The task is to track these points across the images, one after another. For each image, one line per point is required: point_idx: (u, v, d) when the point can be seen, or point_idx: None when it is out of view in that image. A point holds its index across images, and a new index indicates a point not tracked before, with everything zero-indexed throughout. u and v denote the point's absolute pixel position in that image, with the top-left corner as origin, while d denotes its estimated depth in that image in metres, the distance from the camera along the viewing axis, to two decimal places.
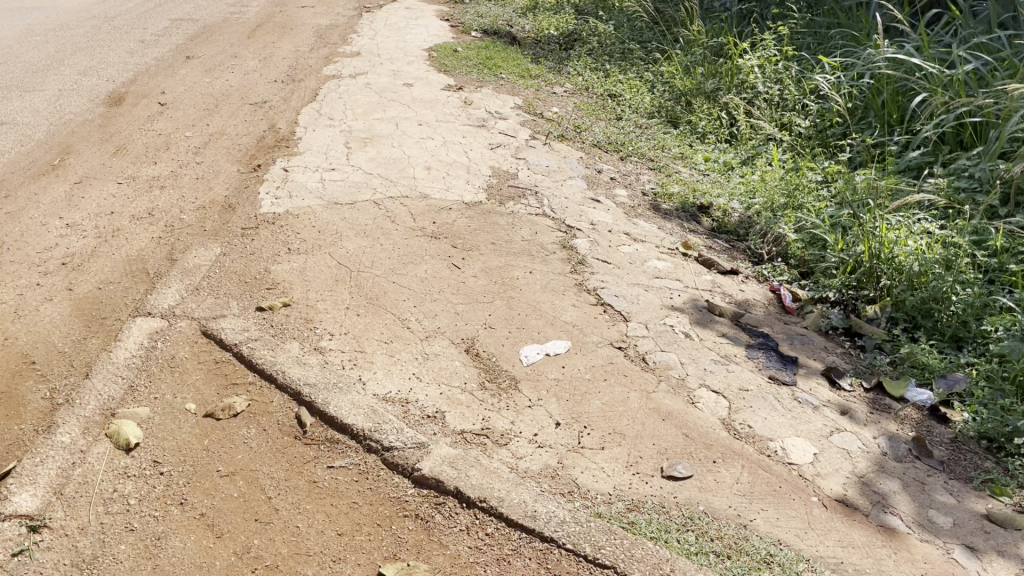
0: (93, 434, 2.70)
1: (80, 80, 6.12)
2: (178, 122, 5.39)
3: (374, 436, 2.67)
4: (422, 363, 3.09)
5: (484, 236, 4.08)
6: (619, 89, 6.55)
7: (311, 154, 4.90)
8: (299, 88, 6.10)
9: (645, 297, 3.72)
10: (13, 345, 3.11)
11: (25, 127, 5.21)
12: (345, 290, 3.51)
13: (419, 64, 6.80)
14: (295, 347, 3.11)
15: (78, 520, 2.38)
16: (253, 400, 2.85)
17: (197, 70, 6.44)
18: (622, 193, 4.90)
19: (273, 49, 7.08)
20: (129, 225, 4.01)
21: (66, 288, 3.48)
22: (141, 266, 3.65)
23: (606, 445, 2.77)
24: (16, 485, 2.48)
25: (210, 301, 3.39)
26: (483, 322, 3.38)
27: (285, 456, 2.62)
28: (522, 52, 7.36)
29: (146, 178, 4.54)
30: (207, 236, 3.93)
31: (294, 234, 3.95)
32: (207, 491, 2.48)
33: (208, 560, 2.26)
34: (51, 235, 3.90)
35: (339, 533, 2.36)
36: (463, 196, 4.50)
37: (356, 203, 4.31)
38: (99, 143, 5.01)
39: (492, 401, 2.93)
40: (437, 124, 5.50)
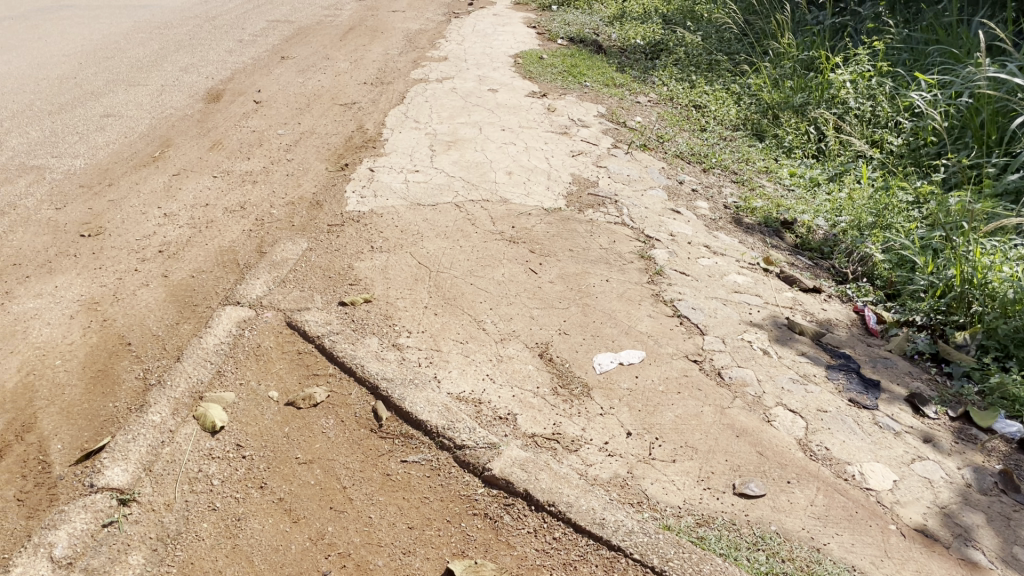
0: (182, 415, 2.81)
1: (181, 77, 6.39)
2: (271, 119, 5.58)
3: (448, 433, 2.71)
4: (496, 365, 3.12)
5: (562, 242, 4.10)
6: (705, 100, 6.48)
7: (396, 155, 5.01)
8: (387, 91, 6.24)
9: (723, 311, 3.68)
10: (111, 327, 3.27)
11: (128, 120, 5.47)
12: (424, 290, 3.58)
13: (505, 70, 6.87)
14: (375, 342, 3.19)
15: (165, 497, 2.49)
16: (333, 391, 2.94)
17: (291, 71, 6.65)
18: (703, 205, 4.85)
19: (363, 52, 7.26)
20: (222, 217, 4.17)
21: (161, 275, 3.64)
22: (232, 257, 3.79)
23: (677, 458, 2.74)
24: (109, 459, 2.59)
25: (295, 294, 3.51)
26: (558, 328, 3.39)
27: (361, 448, 2.70)
28: (607, 61, 7.35)
29: (239, 173, 4.71)
30: (295, 231, 4.05)
31: (377, 233, 4.04)
32: (285, 477, 2.57)
33: (285, 543, 2.34)
34: (149, 224, 4.10)
35: (410, 526, 2.41)
36: (542, 201, 4.52)
37: (438, 204, 4.38)
38: (197, 137, 5.23)
39: (564, 407, 2.94)
40: (520, 129, 5.55)
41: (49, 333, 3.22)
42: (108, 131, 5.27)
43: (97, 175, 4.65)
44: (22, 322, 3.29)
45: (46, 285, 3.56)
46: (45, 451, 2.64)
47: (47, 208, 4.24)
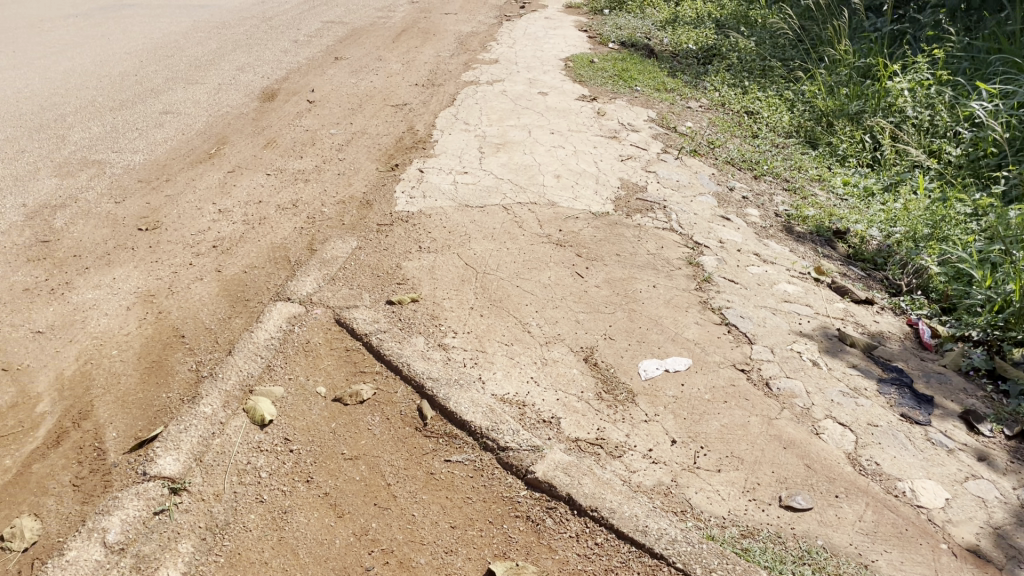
0: (232, 407, 2.86)
1: (237, 75, 6.52)
2: (324, 119, 5.66)
3: (491, 434, 2.73)
4: (540, 368, 3.12)
5: (609, 246, 4.08)
6: (757, 106, 6.40)
7: (446, 156, 5.05)
8: (438, 92, 6.29)
9: (773, 320, 3.63)
10: (166, 319, 3.35)
11: (186, 117, 5.60)
12: (471, 291, 3.60)
13: (555, 73, 6.88)
14: (421, 342, 3.21)
15: (215, 487, 2.53)
16: (379, 389, 2.97)
17: (344, 71, 6.75)
18: (754, 212, 4.79)
19: (415, 54, 7.33)
20: (274, 214, 4.25)
21: (215, 270, 3.72)
22: (283, 254, 3.86)
23: (722, 468, 2.71)
24: (161, 448, 2.64)
25: (344, 291, 3.55)
26: (604, 332, 3.38)
27: (405, 446, 2.72)
28: (659, 65, 7.31)
29: (292, 171, 4.79)
30: (345, 230, 4.10)
31: (425, 234, 4.08)
32: (331, 472, 2.60)
33: (329, 537, 2.36)
34: (204, 219, 4.18)
35: (452, 526, 2.42)
36: (590, 205, 4.51)
37: (486, 206, 4.40)
38: (251, 135, 5.33)
39: (608, 412, 2.93)
40: (569, 133, 5.55)
41: (107, 323, 3.31)
42: (166, 128, 5.40)
43: (155, 170, 4.77)
44: (81, 311, 3.39)
45: (105, 276, 3.65)
46: (100, 438, 2.71)
47: (108, 201, 4.36)
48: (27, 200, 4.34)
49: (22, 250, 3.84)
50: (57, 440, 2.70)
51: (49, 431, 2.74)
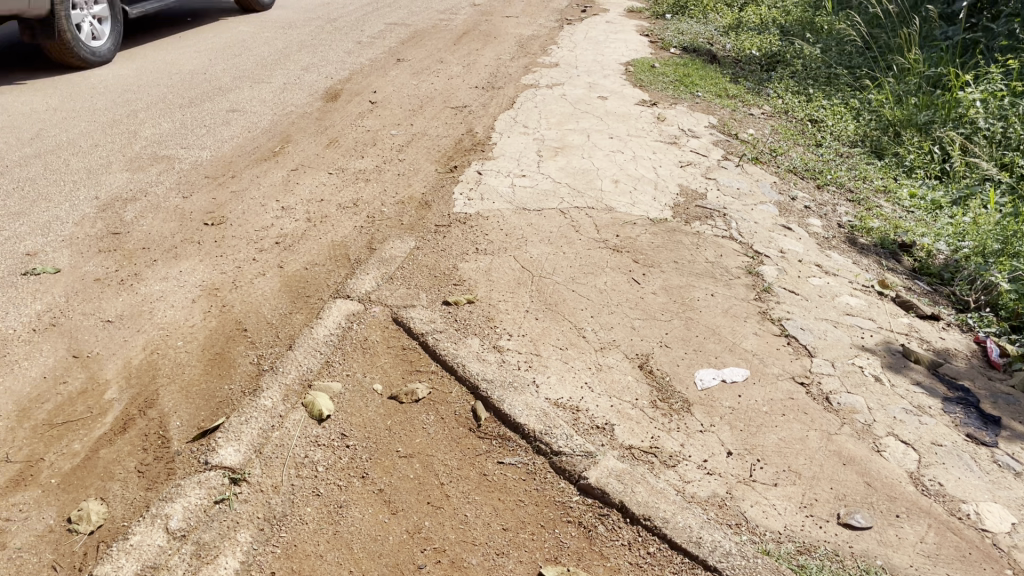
0: (292, 401, 2.91)
1: (302, 75, 6.64)
2: (386, 120, 5.73)
3: (545, 438, 2.73)
4: (595, 374, 3.11)
5: (667, 253, 4.05)
6: (822, 114, 6.28)
7: (505, 159, 5.07)
8: (498, 95, 6.32)
9: (834, 333, 3.55)
10: (229, 312, 3.43)
11: (252, 115, 5.72)
12: (527, 294, 3.61)
13: (615, 77, 6.85)
14: (476, 343, 3.23)
15: (273, 479, 2.57)
16: (434, 389, 3.00)
17: (405, 73, 6.82)
18: (816, 222, 4.70)
19: (475, 56, 7.37)
20: (335, 213, 4.31)
21: (277, 265, 3.79)
22: (343, 252, 3.91)
23: (779, 482, 2.66)
24: (223, 439, 2.70)
25: (401, 291, 3.59)
26: (660, 340, 3.35)
27: (459, 446, 2.74)
28: (721, 71, 7.23)
29: (353, 170, 4.87)
30: (403, 230, 4.15)
31: (482, 236, 4.10)
32: (385, 469, 2.63)
33: (383, 534, 2.39)
34: (268, 216, 4.27)
35: (504, 528, 2.43)
36: (648, 211, 4.48)
37: (543, 210, 4.41)
38: (314, 135, 5.42)
39: (663, 421, 2.90)
40: (629, 138, 5.52)
41: (173, 315, 3.40)
42: (233, 125, 5.52)
43: (222, 167, 4.88)
44: (148, 302, 3.48)
45: (172, 269, 3.75)
46: (165, 427, 2.78)
47: (176, 196, 4.48)
48: (100, 193, 4.48)
49: (95, 241, 3.97)
50: (124, 426, 2.78)
51: (116, 418, 2.82)
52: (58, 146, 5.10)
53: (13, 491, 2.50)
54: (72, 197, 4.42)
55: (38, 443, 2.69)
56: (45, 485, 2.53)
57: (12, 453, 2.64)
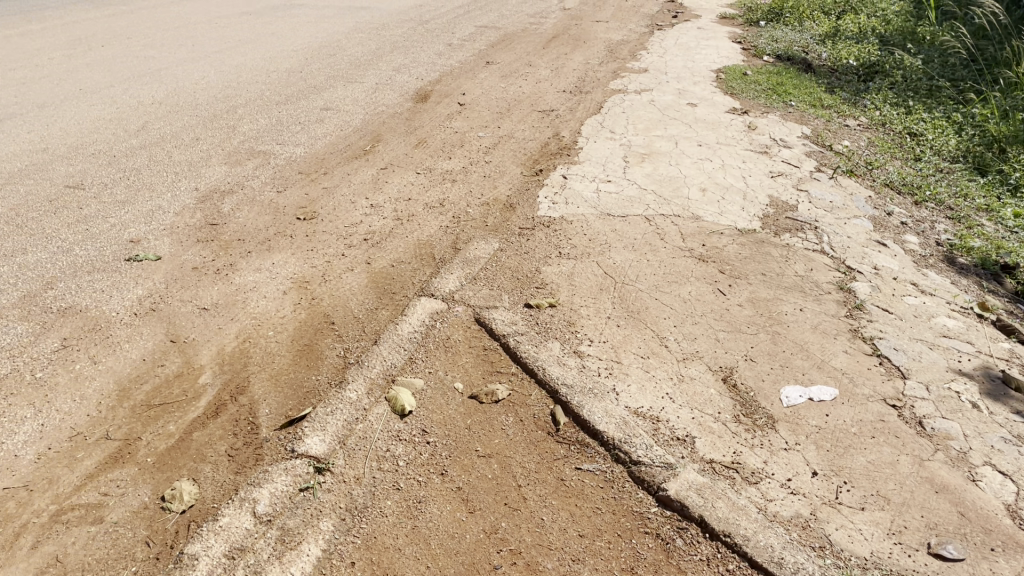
0: (375, 395, 2.97)
1: (393, 76, 6.78)
2: (474, 122, 5.79)
3: (624, 447, 2.71)
4: (676, 385, 3.06)
5: (754, 265, 3.96)
6: (921, 128, 6.05)
7: (591, 164, 5.05)
8: (586, 100, 6.31)
9: (929, 355, 3.41)
10: (318, 305, 3.52)
11: (345, 114, 5.86)
12: (609, 300, 3.59)
13: (706, 84, 6.75)
14: (557, 347, 3.23)
15: (355, 470, 2.62)
16: (514, 390, 3.01)
17: (494, 75, 6.88)
18: (913, 240, 4.53)
19: (564, 60, 7.38)
20: (422, 212, 4.38)
21: (365, 261, 3.88)
22: (429, 251, 3.97)
23: (867, 506, 2.57)
24: (309, 429, 2.77)
25: (484, 291, 3.62)
26: (745, 353, 3.28)
27: (538, 450, 2.74)
28: (816, 80, 7.04)
29: (440, 171, 4.93)
30: (488, 231, 4.18)
31: (566, 240, 4.10)
32: (464, 467, 2.65)
33: (460, 532, 2.41)
34: (357, 213, 4.37)
35: (581, 534, 2.41)
36: (736, 221, 4.40)
37: (628, 216, 4.38)
38: (404, 135, 5.52)
39: (746, 436, 2.84)
40: (718, 146, 5.43)
41: (265, 305, 3.51)
42: (326, 123, 5.67)
43: (314, 163, 5.01)
44: (242, 292, 3.60)
45: (265, 261, 3.88)
46: (255, 413, 2.87)
47: (270, 190, 4.63)
48: (200, 184, 4.66)
49: (193, 231, 4.13)
50: (216, 411, 2.88)
51: (209, 402, 2.92)
52: (162, 138, 5.33)
53: (111, 467, 2.62)
54: (174, 187, 4.62)
55: (137, 422, 2.81)
56: (141, 463, 2.64)
57: (112, 430, 2.77)
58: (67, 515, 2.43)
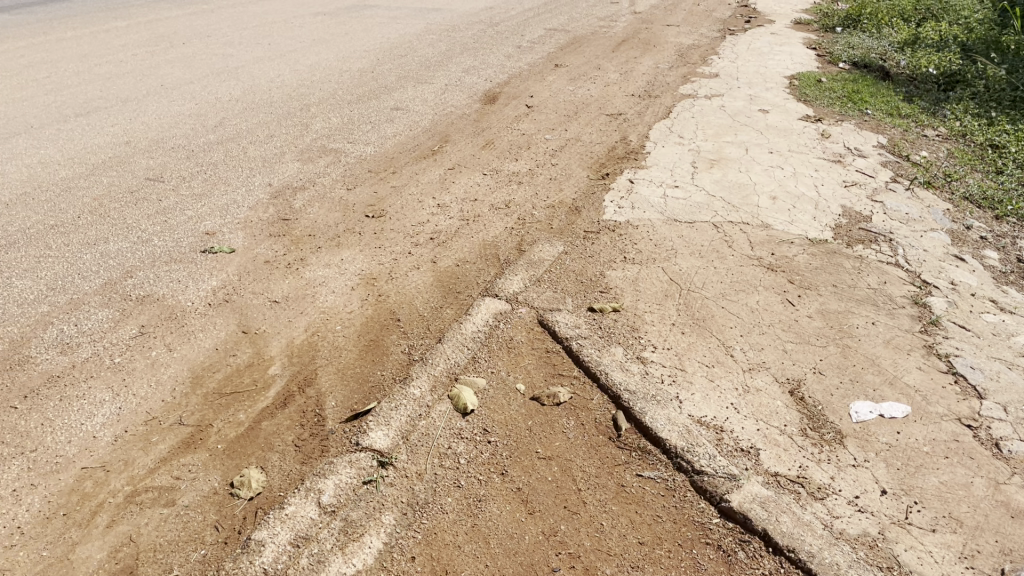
0: (438, 392, 3.00)
1: (462, 77, 6.83)
2: (541, 124, 5.80)
3: (687, 456, 2.69)
4: (742, 395, 3.01)
5: (825, 276, 3.88)
6: (1004, 140, 5.82)
7: (658, 169, 5.02)
8: (655, 104, 6.26)
9: (1009, 375, 3.28)
10: (384, 302, 3.57)
11: (414, 114, 5.93)
12: (674, 307, 3.55)
13: (778, 91, 6.64)
14: (620, 352, 3.22)
15: (418, 466, 2.65)
16: (576, 394, 3.01)
17: (563, 78, 6.88)
18: (993, 255, 4.35)
19: (634, 64, 7.33)
20: (488, 213, 4.41)
21: (431, 260, 3.92)
22: (494, 252, 3.99)
23: (938, 528, 2.49)
24: (373, 423, 2.82)
25: (548, 294, 3.63)
26: (813, 366, 3.21)
27: (598, 454, 2.74)
28: (893, 89, 6.85)
29: (507, 173, 4.95)
30: (553, 234, 4.18)
31: (632, 245, 4.08)
32: (525, 468, 2.66)
33: (519, 532, 2.41)
34: (424, 212, 4.42)
35: (640, 541, 2.39)
36: (807, 230, 4.31)
37: (695, 222, 4.33)
38: (472, 136, 5.56)
39: (813, 450, 2.77)
40: (789, 154, 5.33)
41: (333, 300, 3.58)
42: (395, 123, 5.75)
43: (384, 162, 5.09)
44: (312, 287, 3.68)
45: (334, 257, 3.95)
46: (321, 405, 2.93)
47: (341, 187, 4.71)
48: (273, 180, 4.78)
49: (266, 226, 4.23)
50: (284, 401, 2.95)
51: (277, 393, 2.99)
52: (238, 134, 5.47)
53: (184, 452, 2.70)
54: (249, 183, 4.74)
55: (208, 410, 2.89)
56: (212, 449, 2.72)
57: (186, 416, 2.85)
58: (141, 497, 2.51)
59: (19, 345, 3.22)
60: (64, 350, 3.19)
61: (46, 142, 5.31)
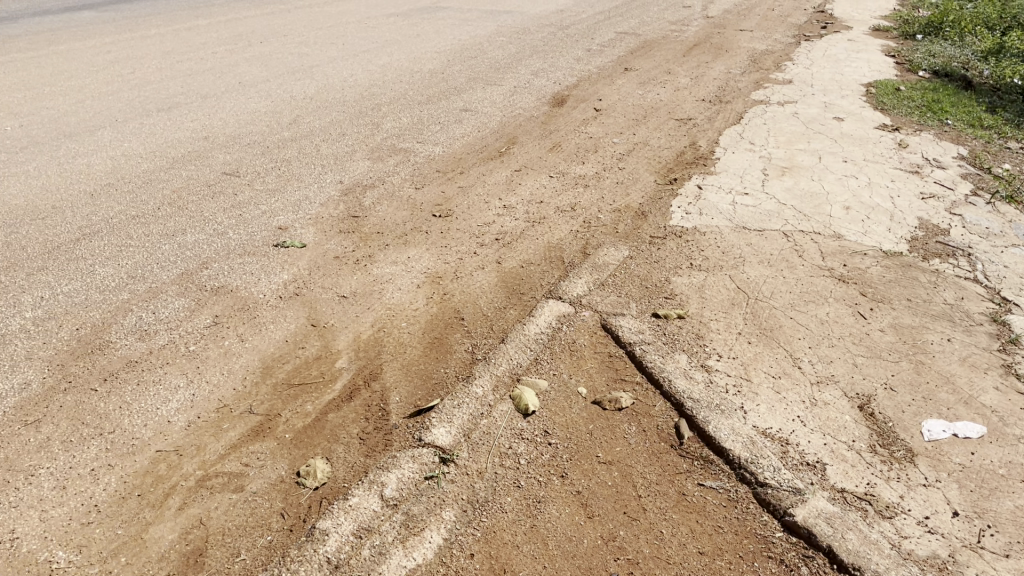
0: (500, 392, 3.01)
1: (532, 79, 6.86)
2: (609, 128, 5.78)
3: (750, 467, 2.65)
4: (809, 408, 2.95)
5: (899, 290, 3.77)
6: None
7: (727, 175, 4.95)
8: (726, 109, 6.18)
9: None
10: (449, 300, 3.61)
11: (483, 116, 5.98)
12: (741, 316, 3.50)
13: (854, 98, 6.48)
14: (684, 359, 3.19)
15: (479, 464, 2.67)
16: (638, 400, 2.99)
17: (632, 82, 6.85)
18: None
19: (705, 69, 7.25)
20: (554, 215, 4.41)
21: (496, 261, 3.94)
22: (559, 255, 3.99)
23: (1012, 554, 2.40)
24: (436, 420, 2.85)
25: (612, 298, 3.61)
26: (884, 381, 3.13)
27: (660, 461, 2.72)
28: (977, 99, 6.62)
29: (574, 175, 4.95)
30: (619, 238, 4.17)
31: (699, 251, 4.03)
32: (585, 471, 2.65)
33: (578, 535, 2.41)
34: (491, 213, 4.45)
35: (701, 551, 2.37)
36: (881, 242, 4.20)
37: (764, 230, 4.26)
38: (539, 138, 5.58)
39: (881, 468, 2.70)
40: (864, 163, 5.20)
41: (399, 297, 3.63)
42: (464, 124, 5.81)
43: (452, 162, 5.14)
44: (379, 283, 3.74)
45: (400, 254, 4.01)
46: (386, 400, 2.98)
47: (409, 186, 4.78)
48: (344, 178, 4.87)
49: (336, 222, 4.32)
50: (350, 394, 3.00)
51: (344, 386, 3.05)
52: (311, 132, 5.60)
53: (253, 440, 2.77)
54: (321, 180, 4.84)
55: (277, 400, 2.97)
56: (280, 438, 2.79)
57: (256, 405, 2.93)
58: (211, 481, 2.59)
59: (101, 330, 3.35)
60: (143, 336, 3.31)
61: (130, 136, 5.52)
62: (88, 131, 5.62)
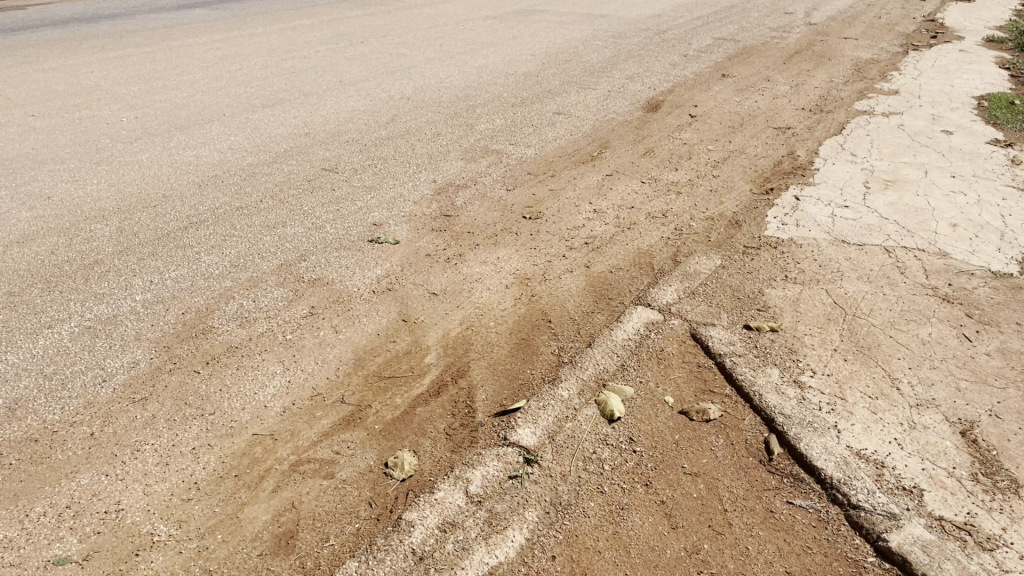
0: (586, 396, 3.01)
1: (627, 84, 6.82)
2: (704, 135, 5.70)
3: (842, 489, 2.57)
4: (907, 431, 2.84)
5: (1009, 312, 3.58)
6: None
7: (826, 186, 4.81)
8: (826, 119, 6.00)
9: None
10: (537, 302, 3.63)
11: (576, 119, 5.98)
12: (836, 332, 3.40)
13: (964, 111, 6.21)
14: (776, 374, 3.11)
15: (563, 468, 2.67)
16: (727, 413, 2.94)
17: (729, 89, 6.73)
18: None
19: (806, 77, 7.06)
20: (644, 222, 4.38)
21: (584, 264, 3.94)
22: (649, 261, 3.96)
23: None
24: (521, 421, 2.87)
25: (702, 307, 3.56)
26: (989, 408, 2.98)
27: (747, 476, 2.66)
28: None
29: (666, 182, 4.90)
30: (711, 247, 4.10)
31: (794, 263, 3.94)
32: (670, 482, 2.62)
33: (661, 545, 2.38)
34: (581, 216, 4.45)
35: (788, 571, 2.31)
36: (990, 262, 4.00)
37: (864, 245, 4.13)
38: (633, 143, 5.55)
39: (984, 497, 2.57)
40: (974, 180, 4.97)
41: (488, 296, 3.67)
42: (557, 127, 5.82)
43: (544, 165, 5.16)
44: (469, 282, 3.79)
45: (491, 254, 4.05)
46: (472, 397, 3.01)
47: (501, 187, 4.82)
48: (437, 177, 4.95)
49: (429, 220, 4.40)
50: (438, 390, 3.05)
51: (432, 381, 3.10)
52: (407, 131, 5.71)
53: (344, 429, 2.85)
54: (415, 178, 4.93)
55: (368, 391, 3.04)
56: (369, 429, 2.85)
57: (347, 396, 3.01)
58: (303, 467, 2.67)
59: (205, 315, 3.50)
60: (243, 323, 3.44)
61: (236, 130, 5.74)
62: (198, 124, 5.88)
